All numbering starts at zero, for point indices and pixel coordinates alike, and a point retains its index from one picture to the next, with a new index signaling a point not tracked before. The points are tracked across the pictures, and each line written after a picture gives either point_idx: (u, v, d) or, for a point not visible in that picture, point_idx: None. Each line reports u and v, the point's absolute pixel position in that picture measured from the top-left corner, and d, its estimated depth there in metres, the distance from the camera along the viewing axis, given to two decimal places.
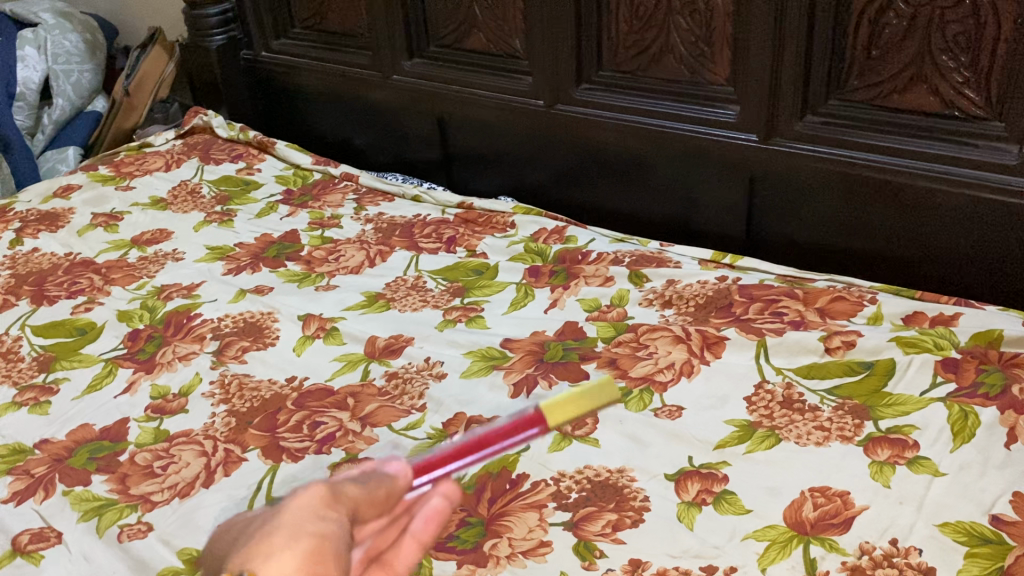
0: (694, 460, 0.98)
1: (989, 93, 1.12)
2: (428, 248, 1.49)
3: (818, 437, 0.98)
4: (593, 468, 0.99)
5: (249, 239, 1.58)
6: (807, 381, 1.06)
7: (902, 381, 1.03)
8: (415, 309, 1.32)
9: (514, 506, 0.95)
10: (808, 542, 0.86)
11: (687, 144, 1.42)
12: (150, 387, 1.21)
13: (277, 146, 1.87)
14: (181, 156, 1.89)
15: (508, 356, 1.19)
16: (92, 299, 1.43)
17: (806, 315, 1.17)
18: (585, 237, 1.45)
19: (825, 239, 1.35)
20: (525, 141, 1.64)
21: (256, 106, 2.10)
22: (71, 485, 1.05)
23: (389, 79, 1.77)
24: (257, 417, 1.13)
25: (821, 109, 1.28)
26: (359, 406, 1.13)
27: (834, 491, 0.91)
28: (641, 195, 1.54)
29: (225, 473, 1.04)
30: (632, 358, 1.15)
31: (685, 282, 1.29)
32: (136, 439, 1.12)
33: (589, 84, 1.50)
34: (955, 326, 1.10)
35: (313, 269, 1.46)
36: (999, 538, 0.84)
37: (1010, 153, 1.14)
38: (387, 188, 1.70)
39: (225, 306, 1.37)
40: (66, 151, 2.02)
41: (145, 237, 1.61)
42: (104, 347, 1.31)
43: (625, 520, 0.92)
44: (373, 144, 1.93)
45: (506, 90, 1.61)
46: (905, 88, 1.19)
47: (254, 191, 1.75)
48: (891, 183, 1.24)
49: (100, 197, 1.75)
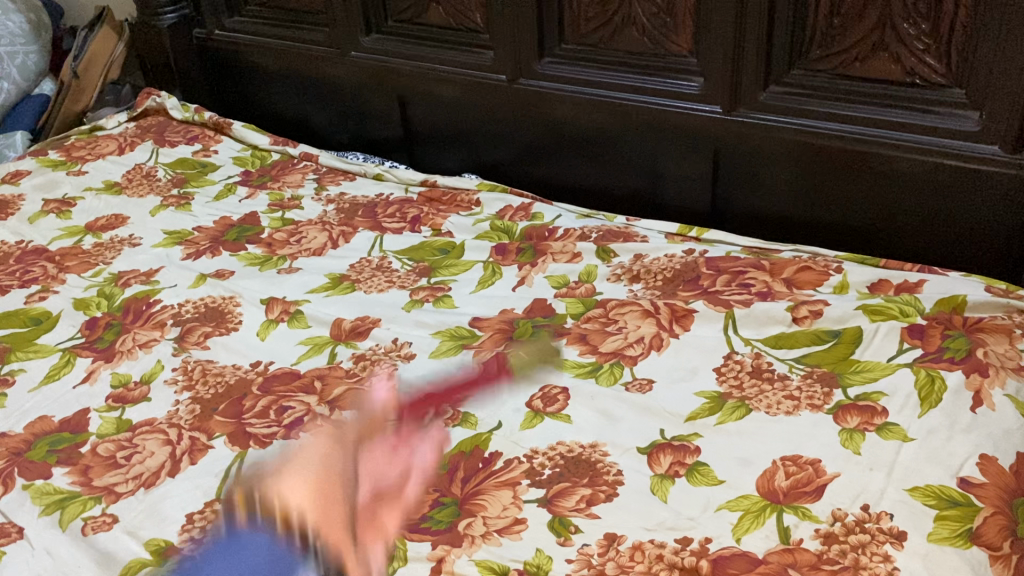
0: (666, 433, 0.98)
1: (950, 60, 1.13)
2: (392, 228, 1.47)
3: (789, 406, 0.99)
4: (566, 444, 0.98)
5: (208, 223, 1.54)
6: (776, 351, 1.07)
7: (870, 348, 1.04)
8: (381, 290, 1.30)
9: (487, 485, 0.95)
10: (782, 511, 0.86)
11: (652, 116, 1.41)
12: (110, 376, 1.18)
13: (234, 127, 1.83)
14: (134, 139, 1.85)
15: (477, 335, 1.18)
16: (46, 288, 1.39)
17: (773, 286, 1.17)
18: (551, 213, 1.44)
19: (789, 210, 1.36)
20: (487, 118, 1.62)
21: (209, 87, 2.06)
22: (31, 479, 1.02)
23: (347, 56, 1.74)
24: (223, 404, 1.10)
25: (784, 79, 1.27)
26: (327, 390, 1.11)
27: (805, 459, 0.92)
28: (605, 170, 1.53)
29: (191, 461, 1.02)
30: (601, 333, 1.15)
31: (653, 256, 1.28)
32: (98, 430, 1.09)
33: (551, 57, 1.49)
34: (920, 292, 1.12)
35: (275, 252, 1.44)
36: (967, 500, 0.85)
37: (971, 120, 1.15)
38: (348, 167, 1.67)
39: (186, 292, 1.34)
40: (14, 136, 1.94)
41: (100, 223, 1.57)
42: (60, 337, 1.27)
43: (599, 495, 0.92)
44: (332, 124, 1.89)
45: (467, 65, 1.59)
46: (868, 57, 1.19)
47: (211, 173, 1.71)
48: (855, 152, 1.24)
49: (52, 183, 1.70)
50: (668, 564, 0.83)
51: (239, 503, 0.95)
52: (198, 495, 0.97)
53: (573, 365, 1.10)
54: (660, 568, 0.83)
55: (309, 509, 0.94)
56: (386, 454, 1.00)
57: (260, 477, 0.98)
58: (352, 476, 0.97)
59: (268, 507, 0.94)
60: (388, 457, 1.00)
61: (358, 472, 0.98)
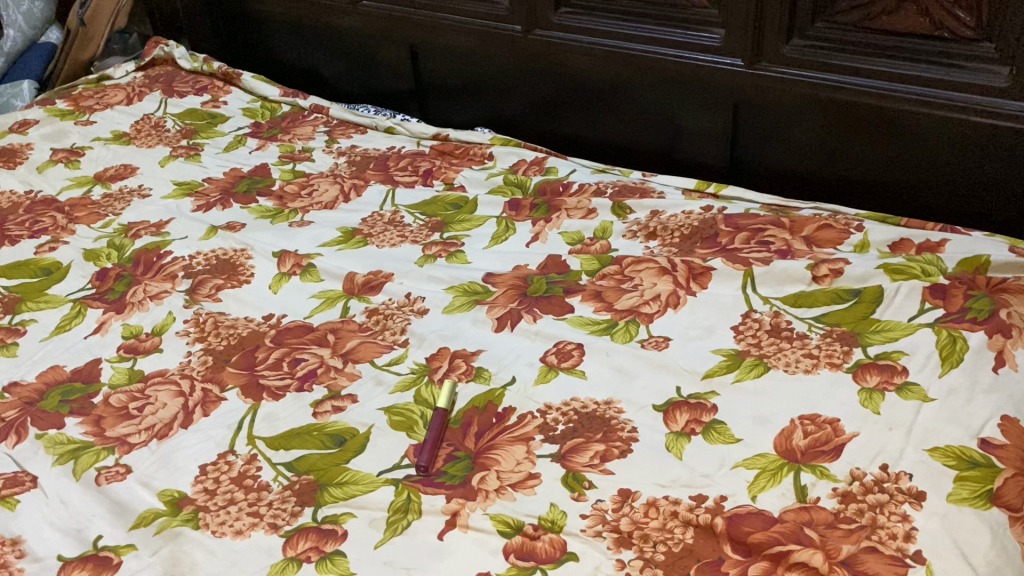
0: (683, 391, 0.97)
1: (981, 13, 1.10)
2: (404, 182, 1.45)
3: (807, 364, 0.97)
4: (580, 400, 0.98)
5: (217, 174, 1.52)
6: (795, 310, 1.06)
7: (890, 308, 1.03)
8: (393, 244, 1.29)
9: (502, 439, 0.94)
10: (799, 470, 0.86)
11: (670, 69, 1.38)
12: (122, 327, 1.17)
13: (243, 77, 1.80)
14: (142, 89, 1.82)
15: (490, 291, 1.17)
16: (56, 239, 1.37)
17: (792, 244, 1.15)
18: (566, 168, 1.42)
19: (809, 166, 1.34)
20: (501, 69, 1.59)
21: (216, 36, 2.03)
22: (44, 429, 1.02)
23: (357, 5, 1.71)
24: (235, 355, 1.10)
25: (807, 32, 1.24)
26: (340, 343, 1.10)
27: (824, 419, 0.90)
28: (622, 123, 1.50)
29: (204, 413, 1.01)
30: (616, 291, 1.13)
31: (670, 212, 1.26)
32: (110, 380, 1.08)
33: (567, 7, 1.45)
34: (942, 252, 1.10)
35: (286, 205, 1.42)
36: (988, 461, 0.84)
37: (1000, 75, 1.11)
38: (360, 120, 1.65)
39: (196, 244, 1.33)
40: (21, 84, 1.89)
41: (109, 173, 1.55)
42: (71, 287, 1.27)
43: (613, 451, 0.91)
44: (342, 75, 1.86)
45: (480, 15, 1.55)
46: (895, 9, 1.15)
47: (221, 124, 1.69)
48: (879, 108, 1.21)
49: (60, 132, 1.68)
50: (683, 521, 0.83)
51: (252, 455, 0.95)
52: (211, 446, 0.96)
53: (588, 321, 1.09)
54: (675, 525, 0.83)
55: (322, 462, 0.93)
56: (399, 407, 0.99)
57: (273, 430, 0.98)
58: (366, 429, 0.97)
59: (281, 459, 0.94)
60: (402, 411, 0.99)
61: (371, 426, 0.97)
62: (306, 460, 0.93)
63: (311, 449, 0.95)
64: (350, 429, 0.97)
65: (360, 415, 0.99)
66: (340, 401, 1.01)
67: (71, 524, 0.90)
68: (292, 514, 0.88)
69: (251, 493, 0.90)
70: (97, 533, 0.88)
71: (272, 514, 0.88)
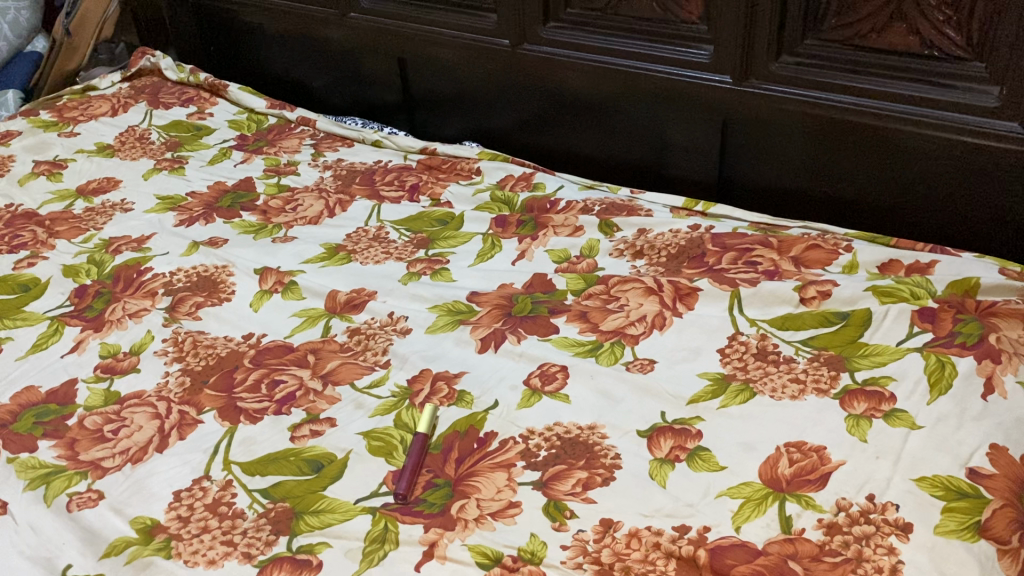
0: (667, 416, 0.95)
1: (971, 32, 1.08)
2: (390, 197, 1.43)
3: (794, 390, 0.96)
4: (563, 425, 0.96)
5: (201, 188, 1.50)
6: (782, 333, 1.04)
7: (879, 331, 1.01)
8: (378, 261, 1.27)
9: (482, 466, 0.92)
10: (784, 499, 0.84)
11: (659, 86, 1.37)
12: (99, 346, 1.15)
13: (229, 89, 1.79)
14: (128, 100, 1.80)
15: (474, 310, 1.15)
16: (35, 255, 1.35)
17: (780, 264, 1.14)
18: (553, 184, 1.40)
19: (799, 184, 1.32)
20: (489, 82, 1.58)
21: (205, 47, 2.02)
22: (16, 452, 1.00)
23: (345, 17, 1.69)
24: (213, 376, 1.08)
25: (797, 50, 1.23)
26: (320, 364, 1.08)
27: (810, 446, 0.89)
28: (612, 139, 1.49)
29: (180, 436, 0.99)
30: (602, 311, 1.12)
31: (657, 230, 1.25)
32: (85, 402, 1.07)
33: (555, 22, 1.44)
34: (931, 275, 1.08)
35: (270, 220, 1.40)
36: (976, 491, 0.82)
37: (990, 95, 1.10)
38: (346, 133, 1.63)
39: (177, 260, 1.31)
40: (5, 94, 1.88)
41: (91, 187, 1.53)
42: (49, 305, 1.25)
43: (596, 478, 0.89)
44: (331, 87, 1.85)
45: (469, 29, 1.54)
46: (885, 27, 1.14)
47: (206, 136, 1.67)
48: (869, 126, 1.20)
49: (42, 144, 1.66)
50: (665, 553, 0.81)
51: (227, 481, 0.93)
52: (186, 472, 0.95)
53: (573, 343, 1.07)
54: (657, 557, 0.81)
55: (299, 488, 0.91)
56: (378, 432, 0.97)
57: (250, 455, 0.96)
58: (344, 455, 0.95)
59: (257, 485, 0.92)
60: (381, 435, 0.97)
61: (350, 451, 0.95)
62: (283, 487, 0.92)
63: (287, 475, 0.93)
64: (328, 454, 0.95)
65: (338, 440, 0.97)
66: (318, 425, 0.99)
67: (40, 553, 0.88)
68: (267, 543, 0.86)
69: (225, 521, 0.88)
70: (67, 562, 0.86)
71: (246, 543, 0.86)
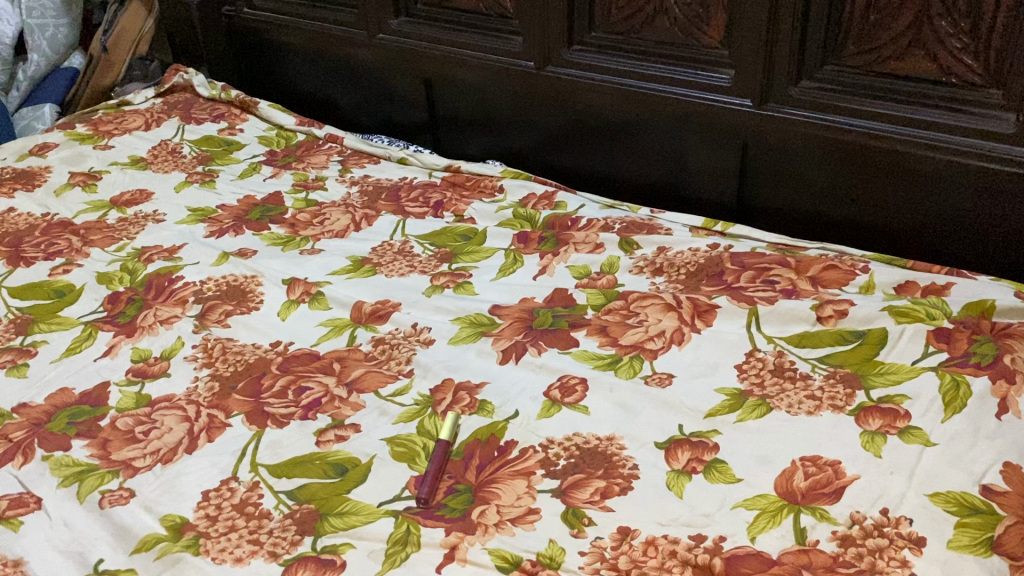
0: (685, 429, 0.97)
1: (988, 60, 1.11)
2: (415, 213, 1.46)
3: (810, 406, 0.97)
4: (582, 435, 0.98)
5: (231, 201, 1.54)
6: (800, 350, 1.06)
7: (895, 350, 1.03)
8: (402, 274, 1.30)
9: (502, 473, 0.94)
10: (799, 512, 0.85)
11: (680, 108, 1.40)
12: (131, 351, 1.19)
13: (260, 106, 1.84)
14: (160, 115, 1.85)
15: (496, 323, 1.18)
16: (70, 262, 1.40)
17: (798, 284, 1.16)
18: (575, 203, 1.43)
19: (816, 207, 1.35)
20: (514, 103, 1.62)
21: (237, 65, 2.07)
22: (51, 451, 1.03)
23: (374, 38, 1.74)
24: (241, 382, 1.11)
25: (816, 75, 1.26)
26: (345, 371, 1.11)
27: (825, 461, 0.90)
28: (632, 160, 1.52)
29: (208, 438, 1.02)
30: (622, 326, 1.14)
31: (677, 249, 1.27)
32: (117, 404, 1.10)
33: (580, 45, 1.48)
34: (947, 296, 1.10)
35: (298, 232, 1.44)
36: (989, 508, 0.83)
37: (1007, 121, 1.12)
38: (374, 151, 1.67)
39: (208, 269, 1.34)
40: (43, 108, 1.95)
41: (124, 198, 1.57)
42: (83, 310, 1.28)
43: (614, 488, 0.91)
44: (358, 105, 1.89)
45: (495, 51, 1.58)
46: (903, 54, 1.17)
47: (236, 151, 1.72)
48: (884, 150, 1.22)
49: (78, 156, 1.71)
50: (681, 561, 0.83)
51: (255, 483, 0.96)
52: (215, 473, 0.97)
53: (592, 356, 1.10)
54: (673, 564, 0.82)
55: (324, 491, 0.94)
56: (401, 438, 1.00)
57: (276, 457, 0.98)
58: (368, 459, 0.97)
59: (283, 487, 0.95)
60: (404, 441, 0.99)
61: (374, 456, 0.98)
62: (308, 489, 0.94)
63: (313, 478, 0.96)
64: (352, 459, 0.98)
65: (362, 445, 0.99)
66: (343, 430, 1.02)
67: (73, 547, 0.90)
68: (292, 543, 0.88)
69: (252, 520, 0.91)
70: (99, 557, 0.89)
71: (273, 542, 0.88)
